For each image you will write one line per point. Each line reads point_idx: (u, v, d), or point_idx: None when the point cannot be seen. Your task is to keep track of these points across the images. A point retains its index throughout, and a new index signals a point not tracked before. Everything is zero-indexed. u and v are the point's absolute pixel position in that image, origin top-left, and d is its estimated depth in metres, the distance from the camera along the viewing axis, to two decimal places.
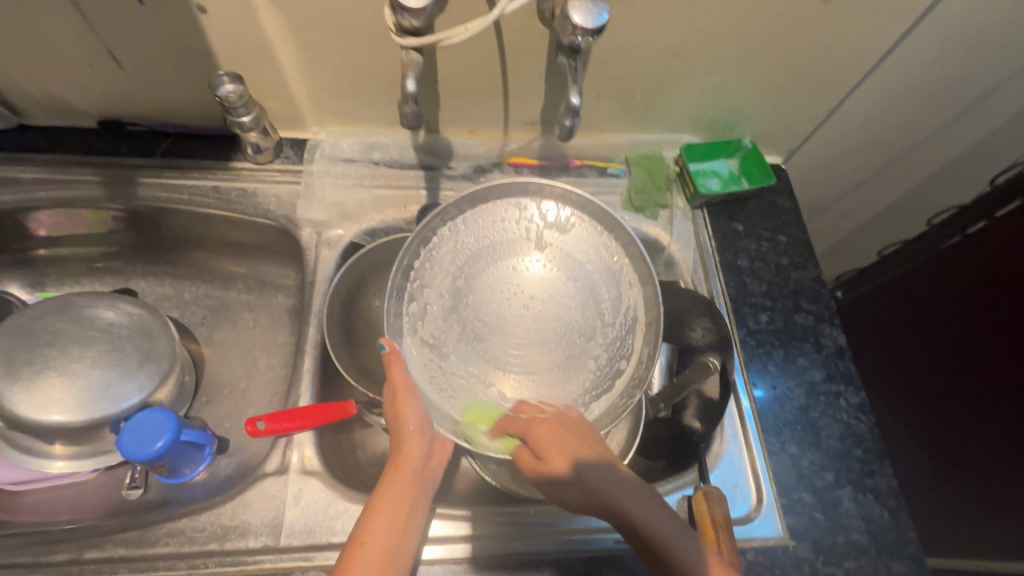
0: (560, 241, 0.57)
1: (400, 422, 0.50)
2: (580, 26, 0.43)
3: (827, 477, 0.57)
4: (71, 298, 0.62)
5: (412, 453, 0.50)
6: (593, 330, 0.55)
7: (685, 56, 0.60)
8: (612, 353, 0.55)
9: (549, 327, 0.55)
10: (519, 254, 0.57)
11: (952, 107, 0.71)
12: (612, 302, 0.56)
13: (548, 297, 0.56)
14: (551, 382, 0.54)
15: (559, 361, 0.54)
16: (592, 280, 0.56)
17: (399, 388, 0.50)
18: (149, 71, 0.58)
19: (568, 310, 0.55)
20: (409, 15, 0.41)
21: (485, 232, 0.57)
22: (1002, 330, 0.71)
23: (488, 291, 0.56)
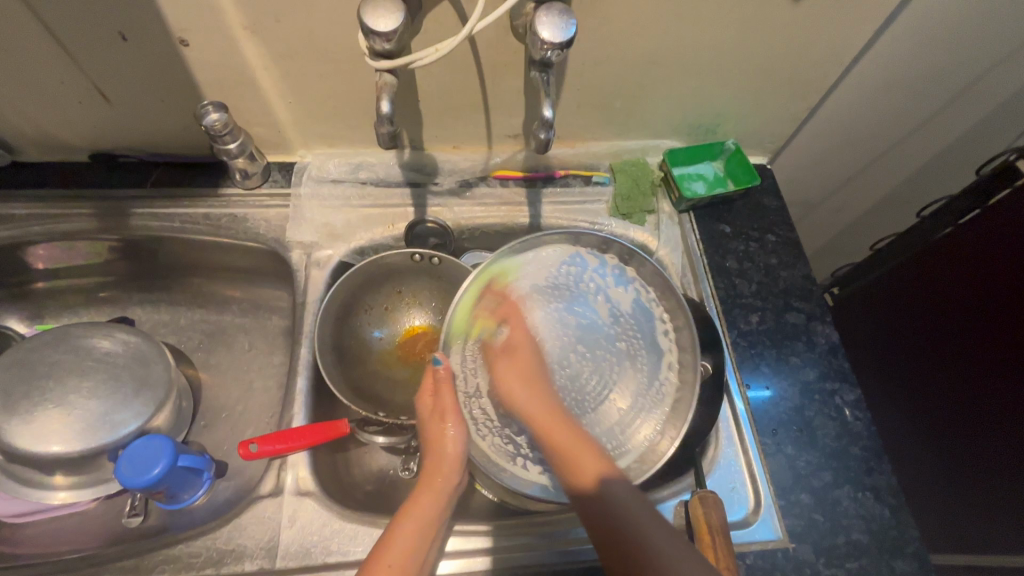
0: (608, 292, 0.57)
1: (440, 442, 0.51)
2: (549, 41, 0.43)
3: (825, 477, 0.57)
4: (68, 329, 0.63)
5: (449, 479, 0.51)
6: (635, 381, 0.54)
7: (661, 64, 0.60)
8: (650, 396, 0.54)
9: (590, 374, 0.55)
10: (571, 297, 0.57)
11: (931, 100, 0.72)
12: (652, 350, 0.55)
13: (589, 344, 0.55)
14: (592, 428, 0.54)
15: (598, 407, 0.54)
16: (641, 327, 0.56)
17: (446, 409, 0.51)
18: (136, 104, 0.60)
19: (604, 355, 0.55)
20: (380, 39, 0.42)
21: (533, 272, 0.57)
22: (1000, 323, 0.70)
23: (531, 329, 0.55)
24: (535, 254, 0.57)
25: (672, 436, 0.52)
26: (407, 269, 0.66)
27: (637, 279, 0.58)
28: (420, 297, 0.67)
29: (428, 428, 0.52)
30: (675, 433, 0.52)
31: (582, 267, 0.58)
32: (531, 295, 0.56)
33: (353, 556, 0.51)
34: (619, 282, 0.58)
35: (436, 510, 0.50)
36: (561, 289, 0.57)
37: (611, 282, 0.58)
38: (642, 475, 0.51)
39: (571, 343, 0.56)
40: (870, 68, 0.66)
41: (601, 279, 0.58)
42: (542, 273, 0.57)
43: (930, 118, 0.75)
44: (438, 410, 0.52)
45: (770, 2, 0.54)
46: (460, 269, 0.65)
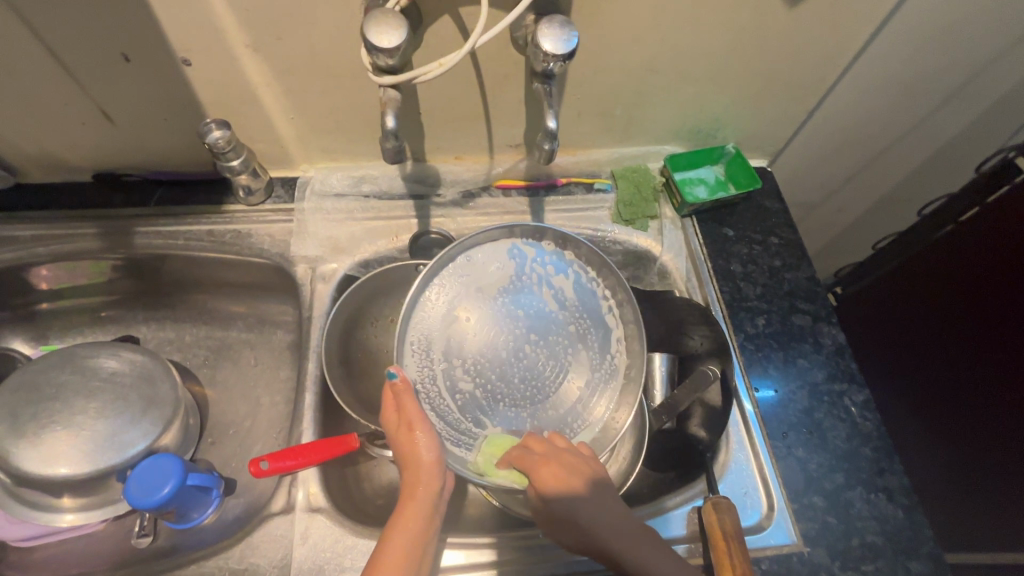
0: (552, 282, 0.57)
1: (415, 451, 0.49)
2: (551, 53, 0.44)
3: (837, 479, 0.57)
4: (74, 349, 0.63)
5: (431, 485, 0.49)
6: (585, 363, 0.56)
7: (661, 71, 0.61)
8: (601, 372, 0.56)
9: (542, 361, 0.55)
10: (519, 284, 0.57)
11: (928, 100, 0.72)
12: (599, 327, 0.57)
13: (541, 333, 0.56)
14: (548, 413, 0.55)
15: (557, 390, 0.55)
16: (587, 314, 0.57)
17: (413, 418, 0.49)
18: (139, 123, 0.60)
19: (557, 343, 0.56)
20: (384, 55, 0.42)
21: (471, 265, 0.56)
22: (1007, 319, 0.70)
23: (483, 331, 0.55)
24: (468, 256, 0.55)
25: (626, 410, 0.54)
26: (412, 281, 0.66)
27: (598, 279, 0.58)
28: None
29: (399, 439, 0.49)
30: (630, 404, 0.54)
31: (522, 254, 0.57)
32: (472, 293, 0.55)
33: None
34: (562, 266, 0.58)
35: (423, 525, 0.48)
36: (513, 279, 0.57)
37: (552, 271, 0.57)
38: (606, 448, 0.54)
39: (526, 334, 0.56)
40: (868, 70, 0.66)
41: (543, 268, 0.57)
42: (477, 273, 0.56)
43: (929, 116, 0.75)
44: (406, 421, 0.49)
45: (768, 8, 0.55)
46: None
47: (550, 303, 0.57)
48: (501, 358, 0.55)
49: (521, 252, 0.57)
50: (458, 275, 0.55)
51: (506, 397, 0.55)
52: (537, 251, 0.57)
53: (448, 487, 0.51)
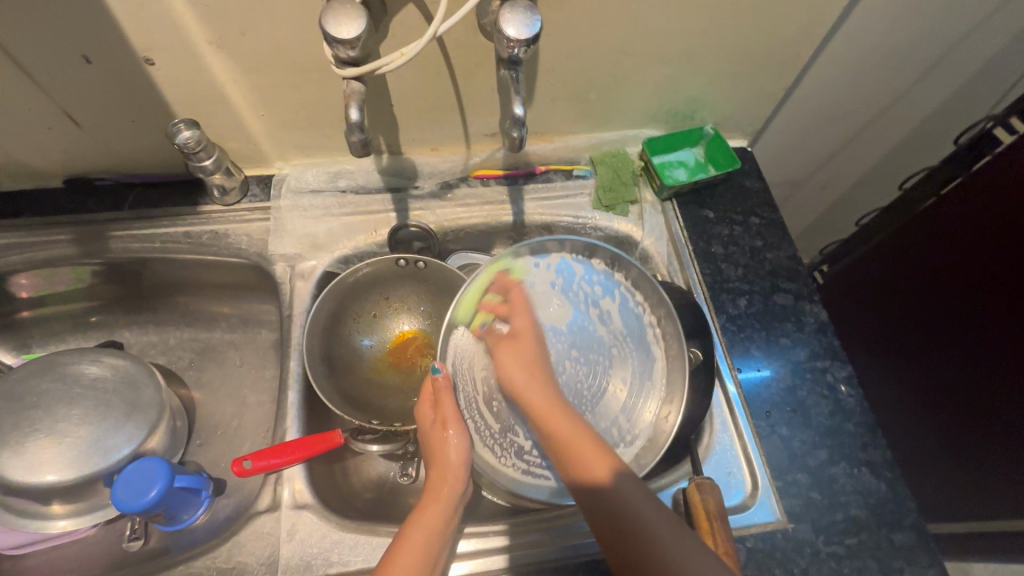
0: (600, 303, 0.59)
1: (445, 451, 0.51)
2: (515, 38, 0.43)
3: (820, 455, 0.57)
4: (54, 357, 0.63)
5: (456, 488, 0.51)
6: (628, 371, 0.58)
7: (633, 53, 0.60)
8: (645, 377, 0.57)
9: (584, 373, 0.58)
10: (563, 303, 0.59)
11: (905, 73, 0.72)
12: (639, 344, 0.58)
13: (584, 348, 0.58)
14: (597, 426, 0.57)
15: (599, 403, 0.57)
16: (625, 331, 0.59)
17: (449, 415, 0.52)
18: (107, 126, 0.59)
19: (597, 359, 0.58)
20: (345, 46, 0.42)
21: (540, 266, 0.58)
22: (991, 290, 0.70)
23: (529, 341, 0.57)
24: (505, 277, 0.57)
25: (672, 410, 0.56)
26: (392, 275, 0.66)
27: (625, 282, 0.59)
28: (407, 302, 0.66)
29: (432, 439, 0.52)
30: (675, 411, 0.55)
31: (557, 268, 0.59)
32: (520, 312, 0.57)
33: (354, 565, 0.51)
34: (609, 288, 0.59)
35: (440, 527, 0.49)
36: (558, 294, 0.59)
37: (600, 291, 0.59)
38: (654, 454, 0.54)
39: (571, 351, 0.58)
40: (843, 44, 0.66)
41: (590, 287, 0.59)
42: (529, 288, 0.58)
43: (908, 89, 0.75)
44: (442, 419, 0.52)
45: None
46: (447, 272, 0.66)
47: (591, 318, 0.59)
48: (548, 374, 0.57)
49: (565, 266, 0.59)
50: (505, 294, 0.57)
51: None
52: (588, 268, 0.59)
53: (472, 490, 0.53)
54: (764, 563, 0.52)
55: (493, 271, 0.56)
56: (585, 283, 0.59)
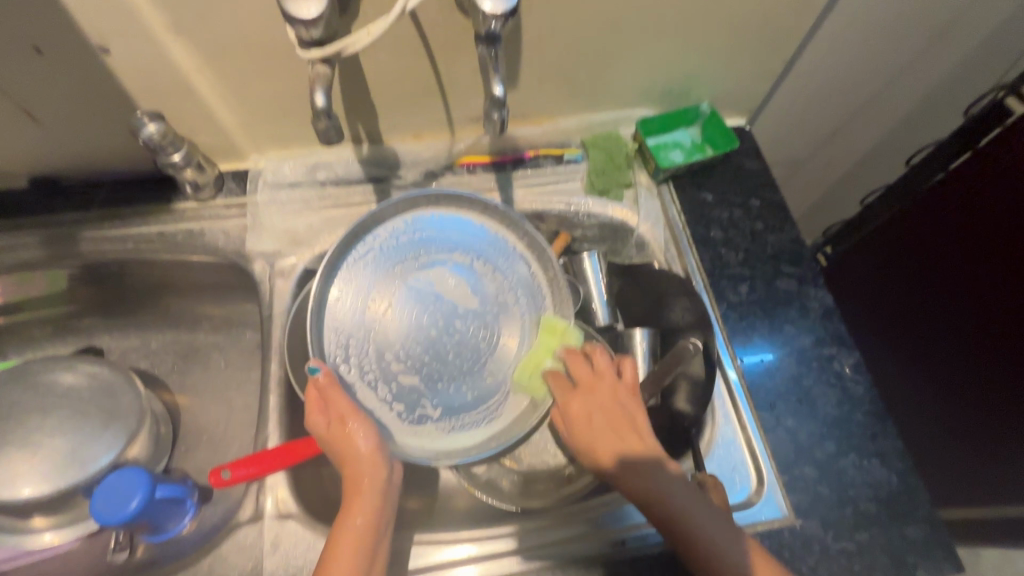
0: (477, 254, 0.58)
1: (348, 446, 0.47)
2: (492, 13, 0.40)
3: (828, 447, 0.55)
4: (27, 365, 0.60)
5: (376, 475, 0.47)
6: (513, 313, 0.57)
7: (623, 27, 0.56)
8: (528, 309, 0.57)
9: (468, 326, 0.56)
10: (428, 261, 0.57)
11: (914, 41, 0.68)
12: (518, 281, 0.58)
13: (466, 296, 0.57)
14: (483, 380, 0.55)
15: (485, 362, 0.56)
16: (503, 277, 0.58)
17: (343, 409, 0.48)
18: (68, 122, 0.56)
19: (480, 306, 0.57)
20: (306, 26, 0.38)
21: (377, 243, 0.57)
22: (1001, 269, 0.67)
23: (403, 300, 0.56)
24: (354, 255, 0.56)
25: (563, 338, 0.56)
26: None
27: (505, 229, 0.59)
28: None
29: (331, 441, 0.47)
30: (564, 334, 0.56)
31: (418, 225, 0.58)
32: (388, 273, 0.56)
33: None
34: (482, 237, 0.59)
35: (373, 514, 0.46)
36: (419, 250, 0.57)
37: (469, 241, 0.58)
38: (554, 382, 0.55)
39: (452, 308, 0.56)
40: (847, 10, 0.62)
41: (455, 239, 0.58)
42: (392, 244, 0.57)
43: (915, 59, 0.71)
44: (334, 419, 0.47)
45: None
46: None
47: (472, 268, 0.58)
48: (430, 333, 0.55)
49: (432, 223, 0.58)
50: (369, 260, 0.56)
51: (444, 372, 0.55)
52: (452, 217, 0.59)
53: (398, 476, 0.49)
54: (771, 561, 0.50)
55: (345, 260, 0.56)
56: (455, 241, 0.58)
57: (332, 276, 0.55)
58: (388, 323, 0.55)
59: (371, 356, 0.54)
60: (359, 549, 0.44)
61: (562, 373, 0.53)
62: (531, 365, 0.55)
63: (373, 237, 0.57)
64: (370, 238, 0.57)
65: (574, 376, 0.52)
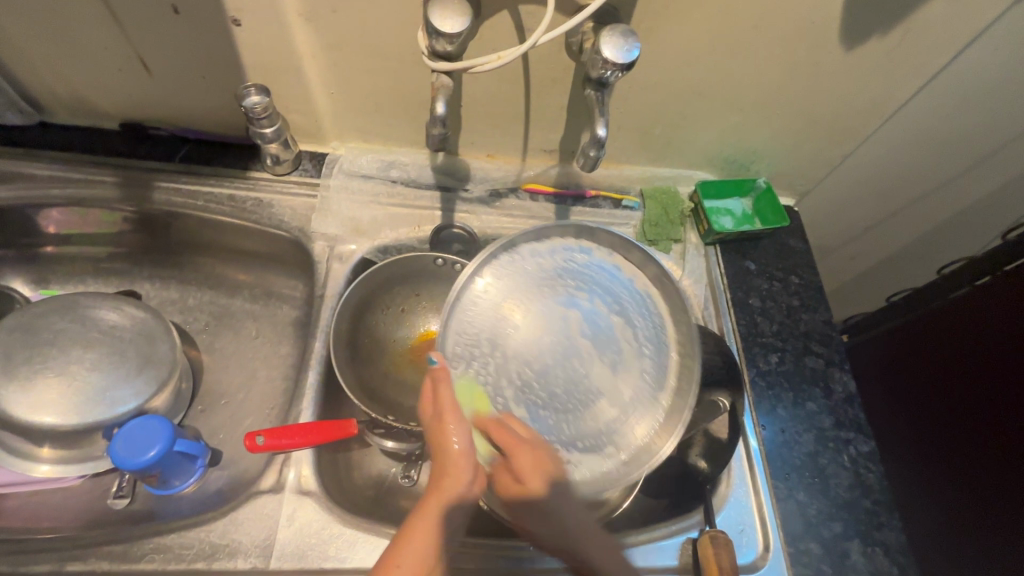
0: (623, 301, 0.52)
1: (445, 444, 0.45)
2: (610, 61, 0.43)
3: (835, 527, 0.56)
4: (75, 297, 0.61)
5: (456, 483, 0.44)
6: (637, 378, 0.50)
7: (707, 95, 0.60)
8: (654, 360, 0.51)
9: (590, 370, 0.48)
10: (572, 291, 0.50)
11: (961, 159, 0.73)
12: (655, 347, 0.51)
13: (598, 343, 0.49)
14: (586, 427, 0.48)
15: (585, 413, 0.48)
16: (638, 338, 0.50)
17: (446, 408, 0.45)
18: (177, 77, 0.59)
19: (612, 358, 0.49)
20: (445, 40, 0.42)
21: (539, 257, 0.52)
22: (1015, 389, 0.70)
23: (534, 321, 0.49)
24: (514, 256, 0.52)
25: (667, 436, 0.49)
26: (429, 273, 0.65)
27: (644, 279, 0.54)
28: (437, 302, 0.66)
29: (432, 431, 0.45)
30: (673, 430, 0.49)
31: (574, 257, 0.53)
32: (539, 284, 0.50)
33: (349, 563, 0.50)
34: (628, 292, 0.52)
35: (443, 521, 0.44)
36: (563, 277, 0.51)
37: (612, 282, 0.52)
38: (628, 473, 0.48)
39: (581, 345, 0.48)
40: (908, 119, 0.67)
41: (602, 276, 0.52)
42: (540, 263, 0.52)
43: (960, 175, 0.76)
44: (437, 412, 0.45)
45: (821, 48, 0.55)
46: None
47: (607, 314, 0.50)
48: (547, 363, 0.48)
49: (585, 258, 0.53)
50: (527, 265, 0.51)
51: (549, 407, 0.47)
52: (599, 258, 0.53)
53: (479, 487, 0.46)
54: None
55: (500, 257, 0.51)
56: (602, 279, 0.52)
57: (489, 258, 0.51)
58: (518, 332, 0.48)
59: (484, 369, 0.48)
60: (428, 549, 0.43)
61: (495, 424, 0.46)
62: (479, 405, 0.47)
63: (524, 253, 0.52)
64: (527, 248, 0.52)
65: (516, 432, 0.45)
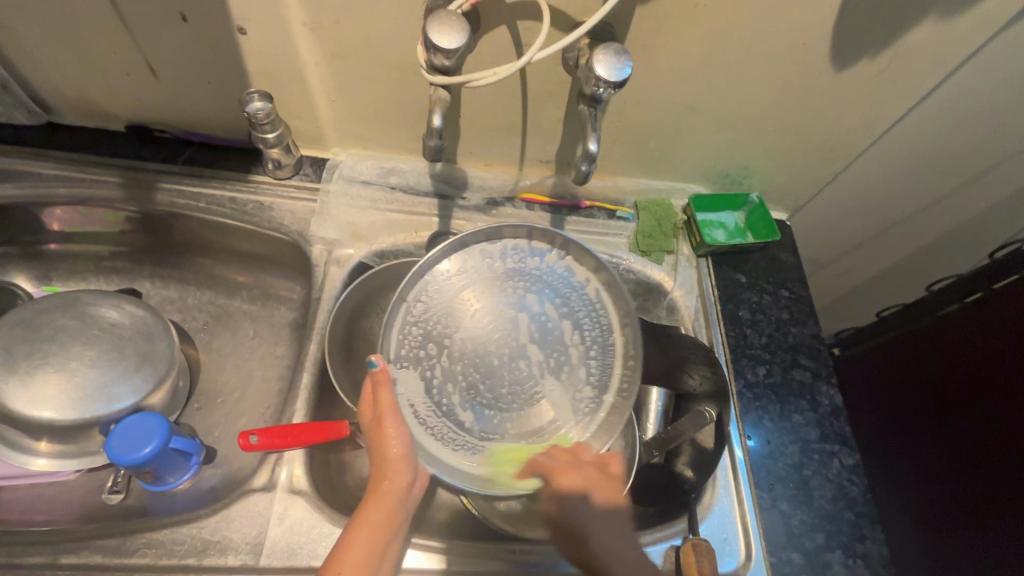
0: (569, 300, 0.55)
1: (383, 445, 0.49)
2: (603, 79, 0.45)
3: (817, 539, 0.57)
4: (77, 294, 0.63)
5: (396, 481, 0.49)
6: (577, 375, 0.54)
7: (700, 111, 0.62)
8: (598, 357, 0.55)
9: (531, 368, 0.54)
10: (517, 292, 0.55)
11: (951, 178, 0.74)
12: (597, 343, 0.55)
13: (541, 343, 0.54)
14: (526, 422, 0.53)
15: (529, 409, 0.53)
16: (581, 337, 0.55)
17: (383, 412, 0.48)
18: (182, 82, 0.60)
19: (554, 355, 0.54)
20: (443, 54, 0.43)
21: (493, 260, 0.55)
22: (1001, 405, 0.70)
23: (484, 321, 0.54)
24: (468, 253, 0.55)
25: (603, 442, 0.53)
26: None
27: (595, 280, 0.56)
28: None
29: (371, 433, 0.49)
30: (605, 441, 0.53)
31: (525, 259, 0.56)
32: (485, 286, 0.54)
33: None
34: (579, 292, 0.55)
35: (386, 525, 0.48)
36: (513, 278, 0.55)
37: (562, 283, 0.55)
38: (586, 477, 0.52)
39: (522, 347, 0.54)
40: (898, 138, 0.68)
41: (553, 277, 0.55)
42: (492, 265, 0.55)
43: (949, 193, 0.77)
44: (378, 415, 0.49)
45: (812, 69, 0.56)
46: None
47: (553, 313, 0.55)
48: (493, 362, 0.53)
49: (534, 256, 0.56)
50: (477, 265, 0.55)
51: (489, 402, 0.53)
52: (546, 256, 0.56)
53: (417, 485, 0.52)
54: None
55: (450, 255, 0.54)
56: (552, 278, 0.55)
57: (445, 253, 0.54)
58: (469, 336, 0.53)
59: (434, 367, 0.53)
60: (374, 542, 0.47)
61: (555, 448, 0.52)
62: (517, 459, 0.52)
63: (475, 249, 0.55)
64: (473, 249, 0.55)
65: (566, 454, 0.52)
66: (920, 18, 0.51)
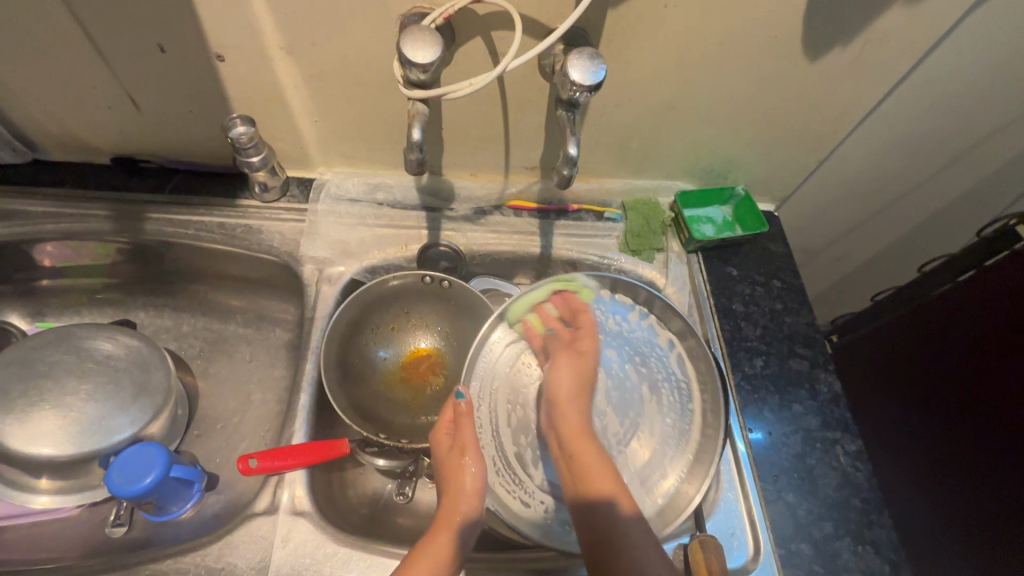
0: (643, 352, 0.61)
1: (457, 477, 0.51)
2: (578, 83, 0.45)
3: (825, 528, 0.57)
4: (71, 329, 0.63)
5: (469, 510, 0.51)
6: (659, 428, 0.58)
7: (680, 109, 0.62)
8: (677, 429, 0.58)
9: (608, 416, 0.59)
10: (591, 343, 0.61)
11: (932, 159, 0.75)
12: (675, 391, 0.59)
13: (618, 393, 0.60)
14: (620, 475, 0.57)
15: (623, 453, 0.58)
16: (664, 393, 0.59)
17: (466, 444, 0.52)
18: (165, 112, 0.61)
19: (629, 401, 0.60)
20: (418, 69, 0.43)
21: (564, 318, 0.62)
22: (1003, 383, 0.70)
23: None
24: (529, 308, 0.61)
25: (694, 488, 0.55)
26: (417, 291, 0.66)
27: (678, 346, 0.61)
28: (427, 320, 0.67)
29: (446, 460, 0.53)
30: (699, 482, 0.55)
31: (598, 314, 0.63)
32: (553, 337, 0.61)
33: None
34: (648, 345, 0.61)
35: (449, 552, 0.49)
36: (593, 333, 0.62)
37: (643, 338, 0.62)
38: (670, 520, 0.54)
39: (600, 393, 0.60)
40: (876, 124, 0.69)
41: (627, 329, 0.62)
42: (566, 324, 0.62)
43: (933, 174, 0.78)
44: (457, 445, 0.53)
45: (785, 60, 0.57)
46: (470, 294, 0.66)
47: (625, 365, 0.61)
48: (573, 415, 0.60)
49: (602, 311, 0.63)
50: (546, 319, 0.62)
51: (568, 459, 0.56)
52: (620, 310, 0.63)
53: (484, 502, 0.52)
54: None
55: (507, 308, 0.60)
56: (619, 335, 0.62)
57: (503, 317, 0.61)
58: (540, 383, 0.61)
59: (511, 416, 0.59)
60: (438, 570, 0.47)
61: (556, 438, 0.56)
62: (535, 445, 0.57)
63: (547, 303, 0.62)
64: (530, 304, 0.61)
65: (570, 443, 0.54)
66: (888, 4, 0.52)
